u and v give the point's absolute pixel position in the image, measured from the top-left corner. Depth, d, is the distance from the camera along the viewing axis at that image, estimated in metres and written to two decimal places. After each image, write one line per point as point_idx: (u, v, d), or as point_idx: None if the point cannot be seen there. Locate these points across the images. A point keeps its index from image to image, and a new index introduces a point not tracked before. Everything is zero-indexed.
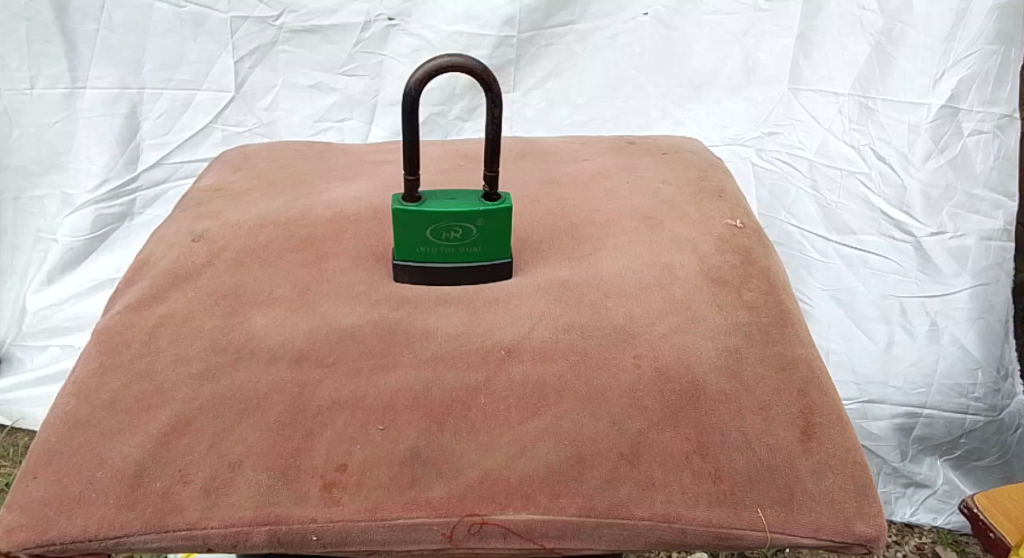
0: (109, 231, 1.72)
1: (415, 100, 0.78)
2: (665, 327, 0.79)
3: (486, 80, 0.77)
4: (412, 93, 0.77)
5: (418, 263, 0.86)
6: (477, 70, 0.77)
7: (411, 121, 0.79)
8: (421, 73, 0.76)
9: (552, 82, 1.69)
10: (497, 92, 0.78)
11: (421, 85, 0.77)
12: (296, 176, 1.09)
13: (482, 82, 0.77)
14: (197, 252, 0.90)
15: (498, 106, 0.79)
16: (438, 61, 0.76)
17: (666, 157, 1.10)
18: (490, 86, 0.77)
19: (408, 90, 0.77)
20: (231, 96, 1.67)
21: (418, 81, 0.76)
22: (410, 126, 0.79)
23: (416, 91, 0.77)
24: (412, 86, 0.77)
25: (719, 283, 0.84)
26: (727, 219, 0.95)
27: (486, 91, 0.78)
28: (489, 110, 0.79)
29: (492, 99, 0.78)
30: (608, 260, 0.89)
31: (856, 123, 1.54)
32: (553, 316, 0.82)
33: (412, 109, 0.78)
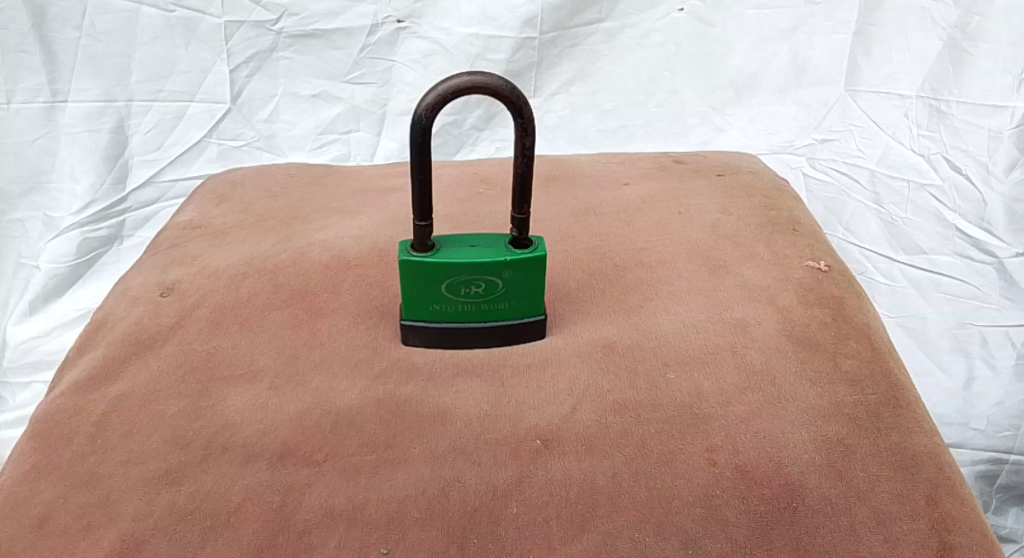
0: (99, 255, 1.40)
1: (426, 130, 0.61)
2: (744, 409, 0.63)
3: (515, 102, 0.61)
4: (422, 121, 0.61)
5: (431, 324, 0.70)
6: (503, 91, 0.60)
7: (420, 154, 0.63)
8: (432, 95, 0.60)
9: (577, 86, 1.52)
10: (529, 117, 0.62)
11: (434, 110, 0.61)
12: (288, 209, 0.93)
13: (511, 106, 0.61)
14: (165, 310, 0.74)
15: (530, 134, 0.62)
16: (456, 81, 0.60)
17: (722, 181, 0.93)
18: (521, 111, 0.61)
19: (417, 118, 0.61)
20: (226, 108, 1.50)
21: (430, 106, 0.60)
22: (419, 159, 0.63)
23: (427, 119, 0.61)
24: (422, 111, 0.61)
25: (808, 346, 0.67)
26: (808, 261, 0.77)
27: (516, 116, 0.62)
28: (519, 139, 0.63)
29: (522, 125, 0.62)
30: (664, 313, 0.73)
31: (926, 128, 1.37)
32: (599, 392, 0.66)
33: (421, 141, 0.62)
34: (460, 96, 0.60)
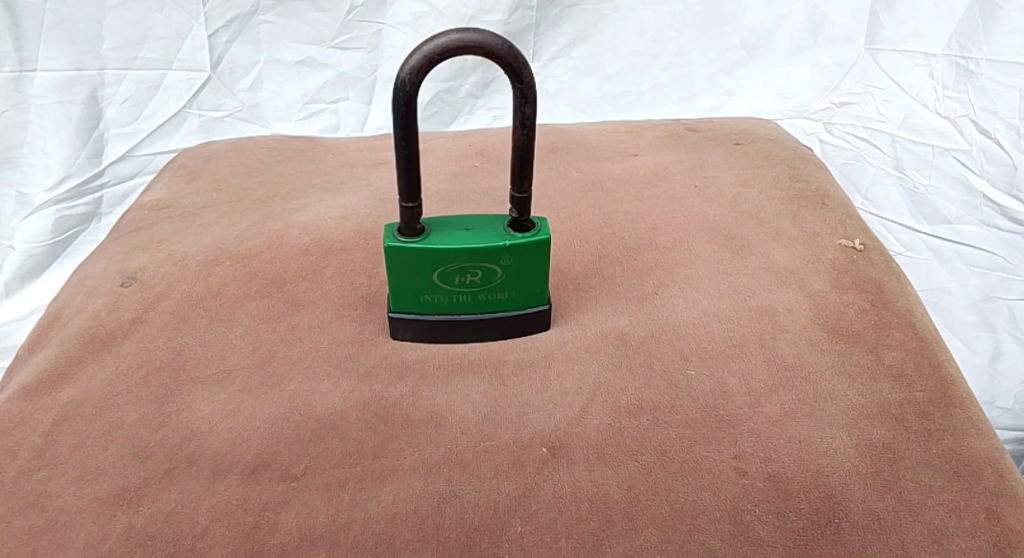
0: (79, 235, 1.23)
1: (411, 97, 0.53)
2: (776, 410, 0.56)
3: (513, 64, 0.53)
4: (406, 88, 0.52)
5: (422, 317, 0.62)
6: (498, 51, 0.52)
7: (405, 125, 0.54)
8: (417, 57, 0.52)
9: (579, 49, 1.42)
10: (530, 81, 0.54)
11: (419, 74, 0.52)
12: (266, 187, 0.85)
13: (508, 69, 0.53)
14: (127, 303, 0.67)
15: (531, 101, 0.54)
16: (444, 40, 0.51)
17: (740, 149, 0.85)
18: (521, 74, 0.53)
19: (400, 84, 0.52)
20: (207, 76, 1.38)
21: (415, 70, 0.52)
22: (404, 132, 0.55)
23: (412, 85, 0.53)
24: (406, 76, 0.52)
25: (846, 337, 0.60)
26: (841, 239, 0.69)
27: (514, 79, 0.54)
28: (518, 107, 0.55)
29: (522, 91, 0.54)
30: (681, 301, 0.65)
31: (952, 89, 1.28)
32: (611, 392, 0.59)
33: (405, 110, 0.53)
34: (449, 58, 0.52)
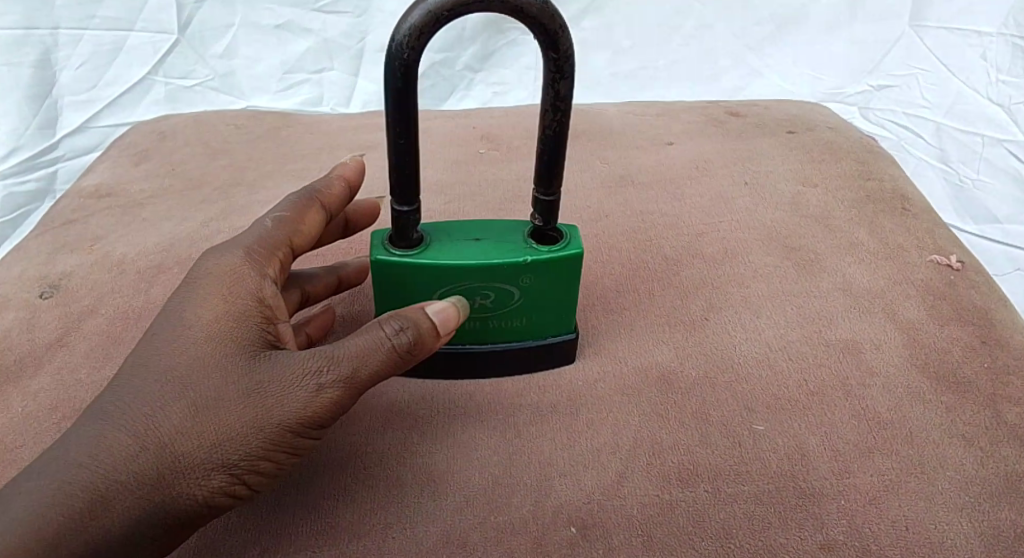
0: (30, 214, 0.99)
1: (409, 70, 0.40)
2: (873, 480, 0.43)
3: (547, 26, 0.39)
4: (404, 55, 0.39)
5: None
6: (527, 8, 0.38)
7: (402, 107, 0.41)
8: (419, 12, 0.38)
9: (590, 19, 1.24)
10: (567, 51, 0.40)
11: (422, 38, 0.39)
12: (230, 174, 0.72)
13: (540, 33, 0.40)
14: (47, 322, 0.54)
15: (567, 77, 0.41)
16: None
17: (796, 139, 0.72)
18: (558, 41, 0.40)
19: (395, 50, 0.39)
20: (175, 40, 1.13)
21: (414, 31, 0.38)
22: (399, 115, 0.41)
23: (414, 54, 0.39)
24: (405, 40, 0.39)
25: (953, 387, 0.47)
26: (932, 255, 0.57)
27: (547, 48, 0.40)
28: (549, 84, 0.41)
29: (557, 63, 0.41)
30: (740, 330, 0.52)
31: (1006, 73, 1.14)
32: (658, 449, 0.46)
33: (400, 86, 0.40)
34: (461, 16, 0.39)
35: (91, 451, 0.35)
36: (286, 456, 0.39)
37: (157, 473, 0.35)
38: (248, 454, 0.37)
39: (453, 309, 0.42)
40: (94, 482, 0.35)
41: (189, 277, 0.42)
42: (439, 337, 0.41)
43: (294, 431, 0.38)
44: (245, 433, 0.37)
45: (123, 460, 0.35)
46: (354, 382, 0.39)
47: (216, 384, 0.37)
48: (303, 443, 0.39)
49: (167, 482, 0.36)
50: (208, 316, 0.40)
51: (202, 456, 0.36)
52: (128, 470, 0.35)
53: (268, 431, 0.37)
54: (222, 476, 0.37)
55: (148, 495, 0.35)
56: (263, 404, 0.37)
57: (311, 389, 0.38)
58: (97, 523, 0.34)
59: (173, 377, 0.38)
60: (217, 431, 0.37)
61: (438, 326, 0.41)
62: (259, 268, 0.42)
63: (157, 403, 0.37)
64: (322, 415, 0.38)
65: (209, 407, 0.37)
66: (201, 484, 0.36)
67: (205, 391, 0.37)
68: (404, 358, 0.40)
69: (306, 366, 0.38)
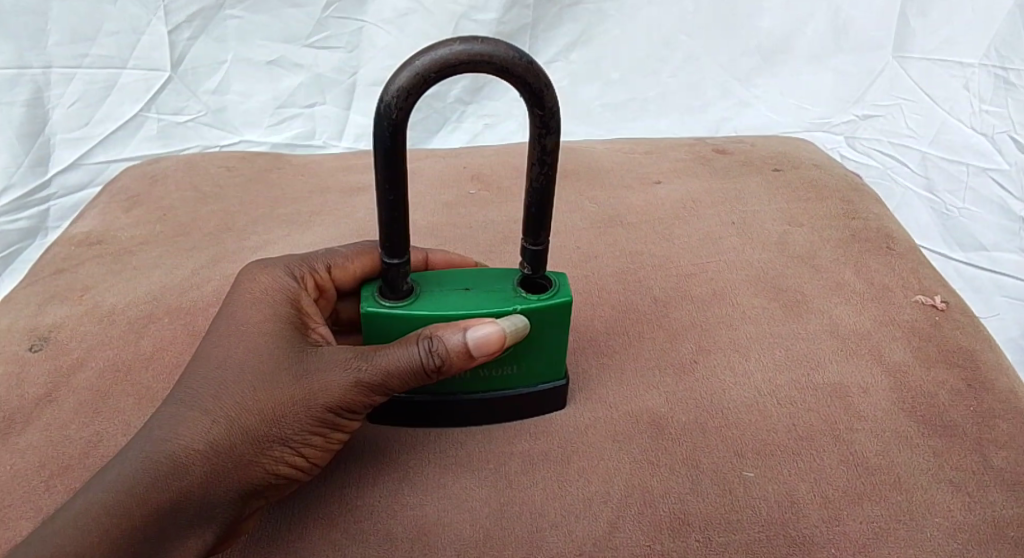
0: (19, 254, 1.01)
1: (397, 129, 0.40)
2: (864, 528, 0.43)
3: (532, 84, 0.40)
4: (391, 115, 0.39)
5: (412, 398, 0.49)
6: (513, 67, 0.39)
7: (390, 165, 0.41)
8: (406, 73, 0.39)
9: (579, 52, 1.24)
10: (552, 106, 0.41)
11: (408, 99, 0.39)
12: (220, 219, 0.72)
13: (526, 90, 0.40)
14: (36, 377, 0.54)
15: (553, 132, 0.42)
16: (443, 52, 0.38)
17: (781, 177, 0.73)
18: (543, 98, 0.40)
19: (383, 109, 0.39)
20: (167, 77, 1.13)
21: (403, 91, 0.39)
22: (388, 172, 0.41)
23: (401, 114, 0.40)
24: (392, 100, 0.39)
25: (940, 431, 0.48)
26: (917, 296, 0.57)
27: (533, 105, 0.41)
28: (536, 138, 0.42)
29: (543, 119, 0.41)
30: (730, 373, 0.53)
31: (990, 102, 1.15)
32: (650, 498, 0.46)
33: (388, 145, 0.40)
34: (448, 75, 0.39)
35: (169, 426, 0.40)
36: (330, 431, 0.43)
37: (228, 442, 0.40)
38: (299, 430, 0.42)
39: (498, 333, 0.43)
40: (175, 451, 0.40)
41: (235, 289, 0.48)
42: (475, 359, 0.43)
43: (337, 412, 0.42)
44: (295, 412, 0.41)
45: (198, 432, 0.40)
46: (388, 376, 0.42)
47: (270, 370, 0.42)
48: (345, 420, 0.44)
49: (234, 452, 0.40)
50: (257, 318, 0.45)
51: (259, 430, 0.41)
52: (201, 440, 0.40)
53: (316, 412, 0.42)
54: (279, 449, 0.42)
55: (219, 463, 0.40)
56: (309, 388, 0.42)
57: (350, 379, 0.42)
58: (177, 487, 0.39)
59: (233, 365, 0.43)
60: (273, 411, 0.41)
61: (478, 350, 0.42)
62: (294, 284, 0.49)
63: (221, 388, 0.42)
64: (360, 400, 0.43)
65: (264, 389, 0.42)
66: (263, 455, 0.41)
67: (261, 375, 0.42)
68: (436, 370, 0.43)
69: (345, 357, 0.43)
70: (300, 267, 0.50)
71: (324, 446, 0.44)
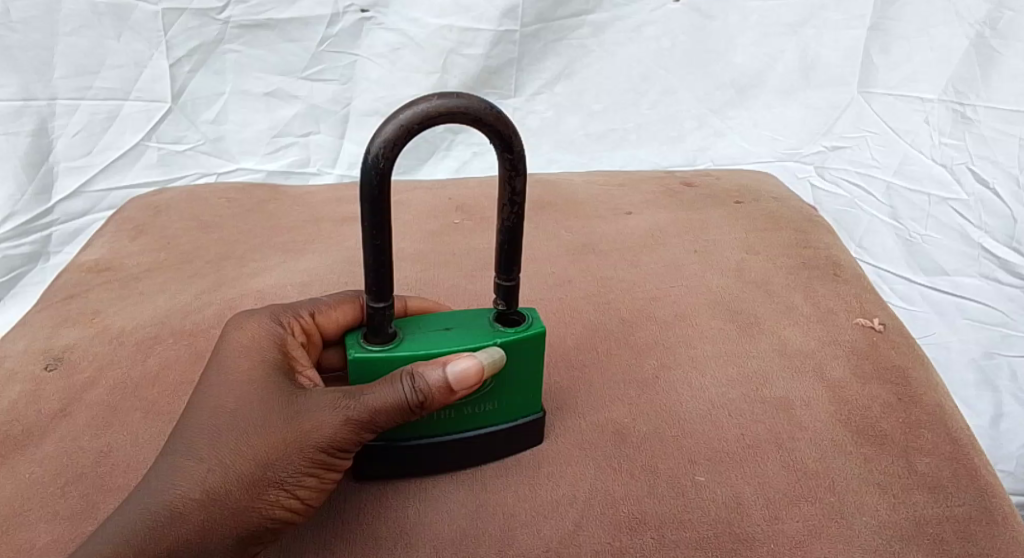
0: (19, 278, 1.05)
1: (383, 176, 0.45)
2: (800, 526, 0.48)
3: (502, 131, 0.46)
4: (378, 162, 0.44)
5: (390, 444, 0.51)
6: (485, 117, 0.45)
7: (376, 208, 0.46)
8: (393, 126, 0.44)
9: (562, 85, 1.29)
10: (520, 151, 0.46)
11: (393, 148, 0.44)
12: (221, 246, 0.77)
13: (496, 137, 0.46)
14: (49, 394, 0.58)
15: (521, 172, 0.47)
16: (424, 107, 0.44)
17: (742, 209, 0.79)
18: (511, 143, 0.46)
19: (372, 159, 0.44)
20: (167, 107, 1.19)
21: (389, 142, 0.44)
22: (375, 215, 0.46)
23: (386, 161, 0.45)
24: (378, 150, 0.44)
25: (872, 440, 0.53)
26: (858, 317, 0.63)
27: (502, 150, 0.46)
28: (506, 179, 0.47)
29: (512, 161, 0.46)
30: (687, 388, 0.58)
31: (949, 136, 1.20)
32: (611, 502, 0.50)
33: (375, 189, 0.45)
34: (429, 126, 0.45)
35: (170, 478, 0.44)
36: (324, 471, 0.46)
37: (222, 489, 0.44)
38: (293, 472, 0.45)
39: (475, 366, 0.46)
40: (173, 501, 0.43)
41: (225, 340, 0.52)
42: (455, 393, 0.46)
43: (328, 452, 0.45)
44: (286, 455, 0.45)
45: (195, 482, 0.44)
46: (372, 414, 0.45)
47: (258, 418, 0.46)
48: (337, 458, 0.46)
49: (229, 498, 0.44)
50: (246, 366, 0.49)
51: (253, 474, 0.44)
52: (198, 489, 0.44)
53: (307, 453, 0.45)
54: (275, 492, 0.45)
55: (217, 510, 0.44)
56: (298, 431, 0.45)
57: (337, 419, 0.45)
58: (175, 535, 0.43)
59: (224, 415, 0.46)
60: (265, 455, 0.45)
61: (457, 385, 0.46)
62: (279, 332, 0.53)
63: (214, 438, 0.45)
64: (349, 439, 0.46)
65: (254, 435, 0.45)
66: (260, 499, 0.44)
67: (251, 423, 0.46)
68: (419, 406, 0.46)
69: (331, 399, 0.46)
70: (287, 316, 0.54)
71: (320, 486, 0.47)
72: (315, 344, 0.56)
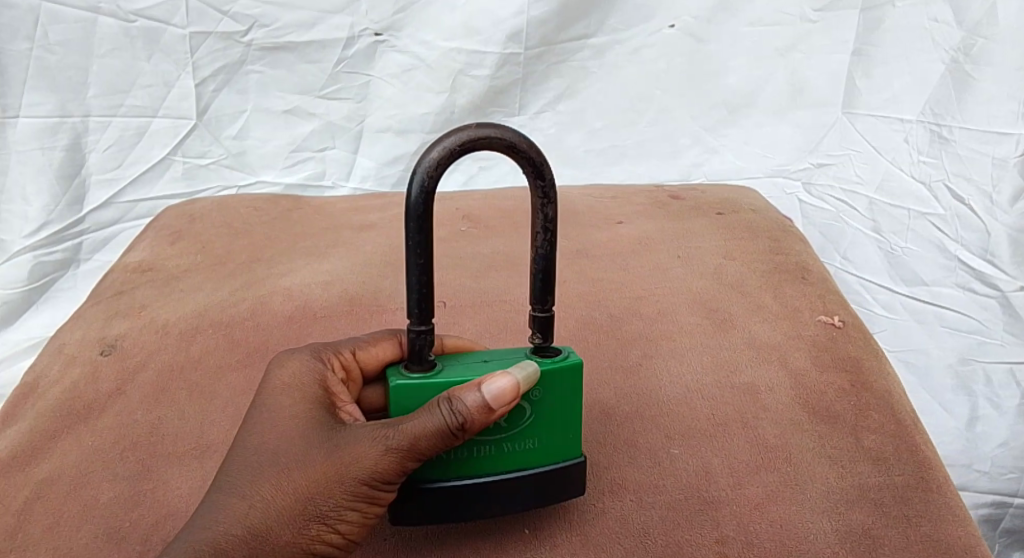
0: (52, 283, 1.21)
1: (425, 201, 0.46)
2: (759, 491, 0.56)
3: (535, 160, 0.46)
4: (422, 185, 0.45)
5: (429, 490, 0.47)
6: (520, 145, 0.45)
7: (419, 232, 0.46)
8: (437, 151, 0.45)
9: (565, 103, 1.36)
10: (551, 179, 0.47)
11: (435, 173, 0.45)
12: (251, 250, 0.85)
13: (530, 165, 0.46)
14: (105, 374, 0.67)
15: (553, 201, 0.47)
16: (469, 132, 0.45)
17: (724, 219, 0.87)
18: (542, 172, 0.46)
19: (415, 182, 0.45)
20: (193, 124, 1.27)
21: (432, 165, 0.45)
22: (417, 239, 0.46)
23: (428, 186, 0.45)
24: (421, 175, 0.45)
25: (826, 419, 0.61)
26: (821, 315, 0.71)
27: (535, 178, 0.47)
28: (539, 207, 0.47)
29: (544, 190, 0.47)
30: (667, 375, 0.65)
31: (927, 155, 1.22)
32: (597, 471, 0.58)
33: (417, 212, 0.45)
34: (468, 152, 0.45)
35: (211, 516, 0.44)
36: (368, 504, 0.45)
37: (263, 523, 0.43)
38: (336, 505, 0.44)
39: (510, 383, 0.45)
40: (214, 538, 0.42)
41: (267, 376, 0.52)
42: (494, 412, 0.44)
43: (372, 484, 0.44)
44: (327, 487, 0.44)
45: (234, 519, 0.43)
46: (414, 443, 0.44)
47: (300, 451, 0.45)
48: (380, 492, 0.45)
49: (271, 533, 0.43)
50: (288, 401, 0.48)
51: (296, 507, 0.43)
52: (240, 525, 0.43)
53: (350, 485, 0.44)
54: (318, 525, 0.44)
55: (258, 548, 0.43)
56: (340, 463, 0.44)
57: (379, 449, 0.44)
58: None
59: (267, 450, 0.46)
60: (305, 489, 0.44)
61: (495, 403, 0.44)
62: (320, 365, 0.52)
63: (256, 473, 0.45)
64: (392, 470, 0.44)
65: (296, 469, 0.44)
66: (303, 532, 0.44)
67: (293, 457, 0.45)
68: (460, 430, 0.44)
69: (373, 430, 0.44)
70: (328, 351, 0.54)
71: (362, 521, 0.45)
72: (354, 381, 0.55)
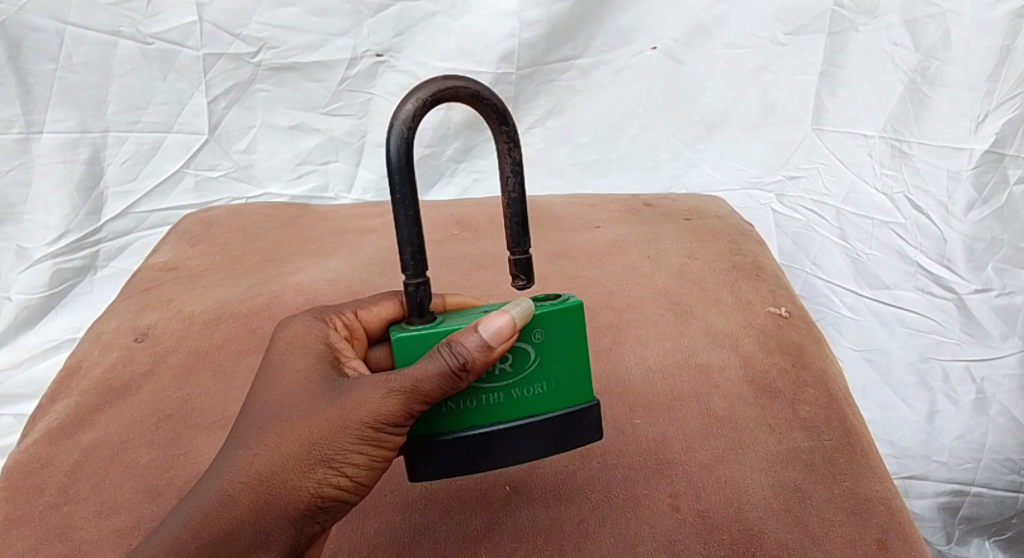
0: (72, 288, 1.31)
1: (408, 145, 0.55)
2: (708, 455, 0.64)
3: (498, 107, 0.57)
4: (404, 130, 0.55)
5: (445, 438, 0.56)
6: (483, 94, 0.57)
7: (406, 173, 0.55)
8: (412, 102, 0.55)
9: (554, 120, 1.47)
10: (513, 124, 0.58)
11: (414, 121, 0.55)
12: (264, 252, 0.95)
13: (493, 111, 0.57)
14: (139, 358, 0.76)
15: (518, 143, 0.58)
16: (437, 84, 0.55)
17: (691, 225, 0.96)
18: (504, 117, 0.58)
19: (398, 127, 0.55)
20: (204, 139, 1.37)
21: (410, 113, 0.55)
22: (406, 180, 0.55)
23: (409, 131, 0.55)
24: (403, 123, 0.55)
25: (768, 394, 0.70)
26: (770, 306, 0.80)
27: (498, 124, 0.58)
28: (506, 151, 0.59)
29: (509, 134, 0.58)
30: (632, 357, 0.75)
31: (889, 167, 1.29)
32: None
33: (403, 155, 0.55)
34: (439, 101, 0.56)
35: (227, 464, 0.52)
36: (373, 446, 0.52)
37: (270, 471, 0.51)
38: (343, 447, 0.51)
39: (507, 319, 0.52)
40: (227, 485, 0.51)
41: (278, 340, 0.60)
42: (494, 349, 0.52)
43: (372, 428, 0.51)
44: (332, 432, 0.51)
45: (243, 466, 0.51)
46: (410, 389, 0.51)
47: (304, 406, 0.52)
48: (384, 434, 0.52)
49: (279, 476, 0.51)
50: (297, 362, 0.56)
51: (303, 451, 0.51)
52: (248, 473, 0.51)
53: (354, 427, 0.51)
54: (324, 468, 0.51)
55: (266, 490, 0.50)
56: (344, 409, 0.51)
57: (380, 394, 0.51)
58: (228, 515, 0.50)
59: (276, 407, 0.53)
60: (312, 434, 0.51)
61: (494, 340, 0.52)
62: (322, 328, 0.60)
63: (265, 428, 0.52)
64: (393, 412, 0.51)
65: (301, 419, 0.52)
66: (311, 473, 0.51)
67: (300, 410, 0.52)
68: (462, 370, 0.52)
69: (375, 380, 0.52)
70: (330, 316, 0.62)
71: (369, 462, 0.52)
72: (355, 338, 0.63)
